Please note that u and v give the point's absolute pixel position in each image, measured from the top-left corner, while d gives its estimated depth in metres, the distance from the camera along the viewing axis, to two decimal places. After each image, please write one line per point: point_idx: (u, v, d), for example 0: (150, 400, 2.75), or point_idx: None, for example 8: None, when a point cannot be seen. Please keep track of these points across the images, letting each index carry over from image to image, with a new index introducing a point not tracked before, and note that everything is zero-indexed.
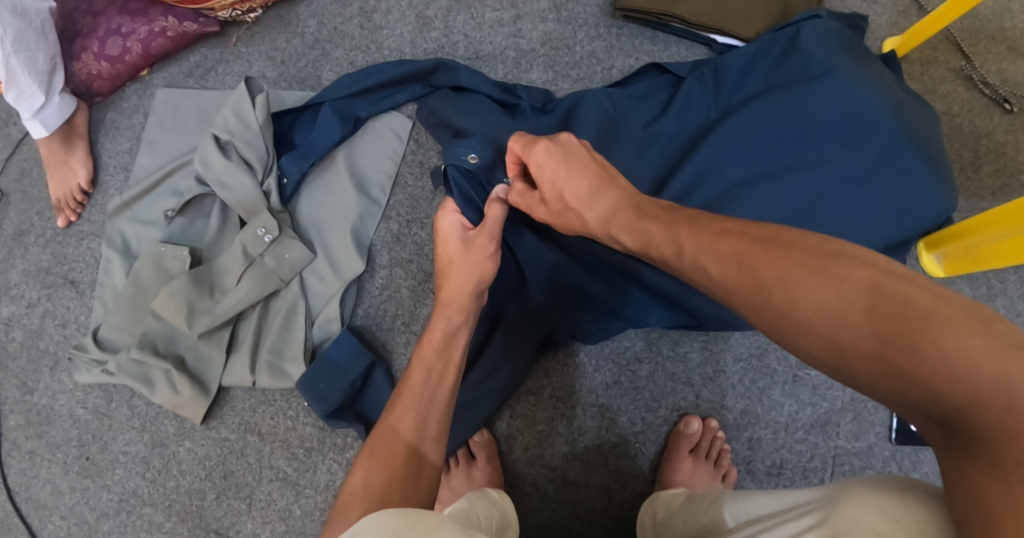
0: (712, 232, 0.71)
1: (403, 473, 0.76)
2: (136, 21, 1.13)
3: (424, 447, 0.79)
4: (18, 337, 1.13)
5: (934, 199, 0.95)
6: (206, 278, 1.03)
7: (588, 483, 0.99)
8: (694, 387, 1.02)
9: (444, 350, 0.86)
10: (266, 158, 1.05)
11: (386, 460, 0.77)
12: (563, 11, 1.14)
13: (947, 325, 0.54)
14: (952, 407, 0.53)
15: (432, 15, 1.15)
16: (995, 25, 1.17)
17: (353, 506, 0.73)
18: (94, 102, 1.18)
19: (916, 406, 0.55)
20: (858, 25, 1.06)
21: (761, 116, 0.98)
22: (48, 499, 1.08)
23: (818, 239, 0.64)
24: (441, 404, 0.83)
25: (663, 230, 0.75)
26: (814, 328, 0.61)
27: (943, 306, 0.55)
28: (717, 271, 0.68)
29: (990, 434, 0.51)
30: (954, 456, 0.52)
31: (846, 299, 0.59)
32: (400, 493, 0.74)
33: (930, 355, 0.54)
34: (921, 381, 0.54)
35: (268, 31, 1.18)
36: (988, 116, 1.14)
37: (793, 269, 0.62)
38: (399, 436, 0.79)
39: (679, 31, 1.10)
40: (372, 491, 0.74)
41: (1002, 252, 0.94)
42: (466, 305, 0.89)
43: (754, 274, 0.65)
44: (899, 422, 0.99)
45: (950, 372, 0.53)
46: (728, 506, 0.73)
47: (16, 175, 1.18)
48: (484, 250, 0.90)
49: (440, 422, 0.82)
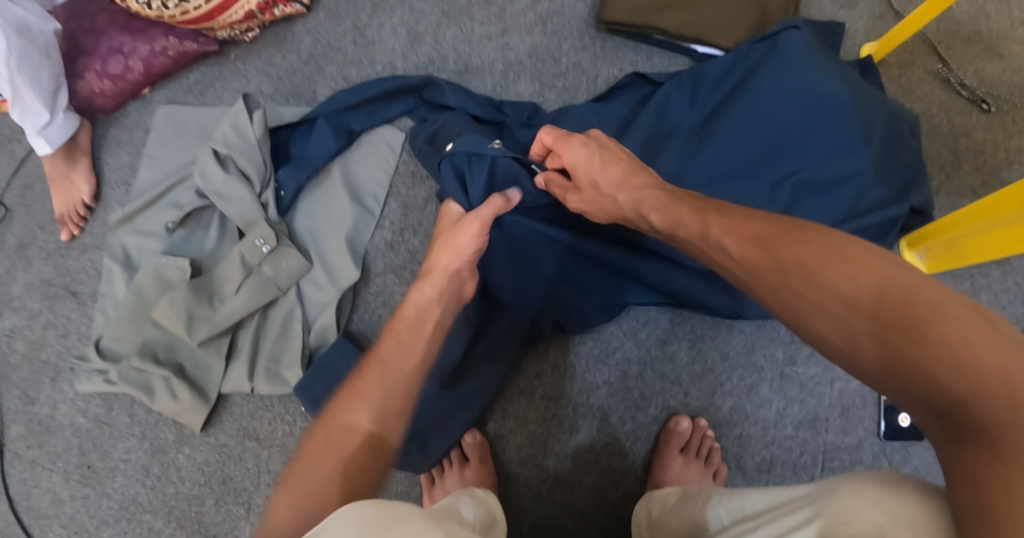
0: (739, 217, 0.76)
1: (365, 448, 0.76)
2: (138, 41, 1.16)
3: (386, 424, 0.78)
4: (21, 349, 1.16)
5: (896, 199, 0.98)
6: (205, 287, 1.06)
7: (581, 482, 1.01)
8: (683, 386, 1.04)
9: (414, 324, 0.87)
10: (264, 171, 1.07)
11: (352, 428, 0.77)
12: (549, 24, 1.18)
13: (954, 321, 0.58)
14: (951, 397, 0.56)
15: (423, 30, 1.19)
16: (971, 27, 1.21)
17: (315, 473, 0.73)
18: (97, 119, 1.23)
19: (917, 394, 0.58)
20: (835, 31, 1.10)
21: (741, 114, 1.02)
22: (48, 507, 1.10)
23: (838, 234, 0.69)
24: (406, 376, 0.82)
25: (692, 213, 0.79)
26: (828, 308, 0.65)
27: (950, 302, 0.59)
28: (739, 251, 0.73)
29: (986, 424, 0.53)
30: (950, 443, 0.55)
31: (858, 285, 0.64)
32: (354, 467, 0.74)
33: (933, 343, 0.58)
34: (921, 367, 0.58)
35: (265, 49, 1.21)
36: (966, 116, 1.18)
37: (813, 252, 0.68)
38: (363, 406, 0.78)
39: (661, 42, 1.14)
40: (334, 453, 0.75)
41: (984, 244, 0.97)
42: (440, 282, 0.90)
43: (775, 255, 0.70)
44: (888, 418, 1.01)
45: (951, 360, 0.56)
46: (723, 504, 0.74)
47: (19, 190, 1.22)
48: (472, 229, 0.90)
49: (402, 396, 0.80)
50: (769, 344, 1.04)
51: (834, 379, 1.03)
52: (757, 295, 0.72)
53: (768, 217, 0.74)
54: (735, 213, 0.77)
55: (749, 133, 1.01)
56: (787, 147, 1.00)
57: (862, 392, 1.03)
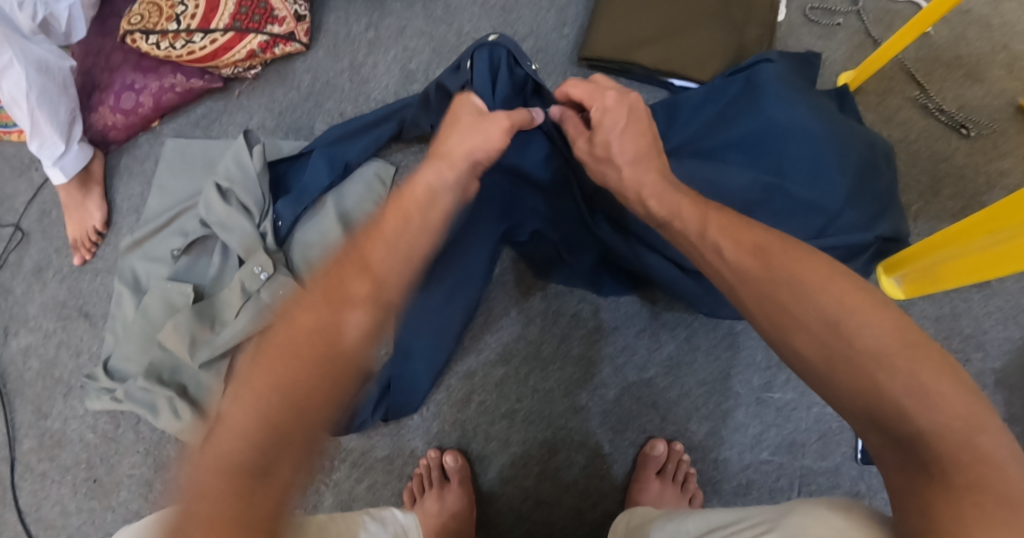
0: (741, 223, 0.78)
1: (375, 318, 0.71)
2: (148, 78, 1.23)
3: (386, 294, 0.73)
4: (34, 367, 1.23)
5: (862, 228, 1.02)
6: (208, 311, 1.12)
7: (560, 502, 1.04)
8: (661, 411, 1.07)
9: (424, 204, 0.79)
10: (263, 202, 1.14)
11: (338, 310, 0.70)
12: (534, 61, 1.22)
13: (929, 361, 0.63)
14: (915, 432, 0.61)
15: (415, 68, 1.25)
16: (951, 53, 1.24)
17: (290, 364, 0.66)
18: (110, 150, 1.29)
19: (884, 423, 0.63)
20: (812, 62, 1.14)
21: (722, 136, 1.07)
22: (57, 518, 1.17)
23: (827, 257, 0.72)
24: (416, 237, 0.77)
25: (693, 209, 0.81)
26: (810, 327, 0.68)
27: (927, 345, 0.64)
28: (734, 256, 0.75)
29: (943, 462, 0.60)
30: (905, 474, 0.61)
31: (846, 311, 0.67)
32: (310, 351, 0.67)
33: (906, 381, 0.63)
34: (895, 400, 0.63)
35: (267, 86, 1.27)
36: (946, 141, 1.20)
37: (805, 271, 0.70)
38: (365, 266, 0.73)
39: (641, 77, 1.18)
40: (327, 344, 0.68)
41: (956, 270, 1.00)
42: (458, 168, 0.82)
43: (770, 266, 0.72)
44: (865, 443, 1.04)
45: (922, 398, 0.62)
46: (694, 518, 0.77)
47: (37, 215, 1.30)
48: (499, 126, 0.85)
49: (400, 264, 0.75)
50: (745, 371, 1.07)
51: (811, 404, 1.06)
52: (739, 300, 0.74)
53: (765, 229, 0.77)
54: (733, 217, 0.79)
55: (727, 151, 1.06)
56: (769, 167, 1.04)
57: (838, 417, 1.06)
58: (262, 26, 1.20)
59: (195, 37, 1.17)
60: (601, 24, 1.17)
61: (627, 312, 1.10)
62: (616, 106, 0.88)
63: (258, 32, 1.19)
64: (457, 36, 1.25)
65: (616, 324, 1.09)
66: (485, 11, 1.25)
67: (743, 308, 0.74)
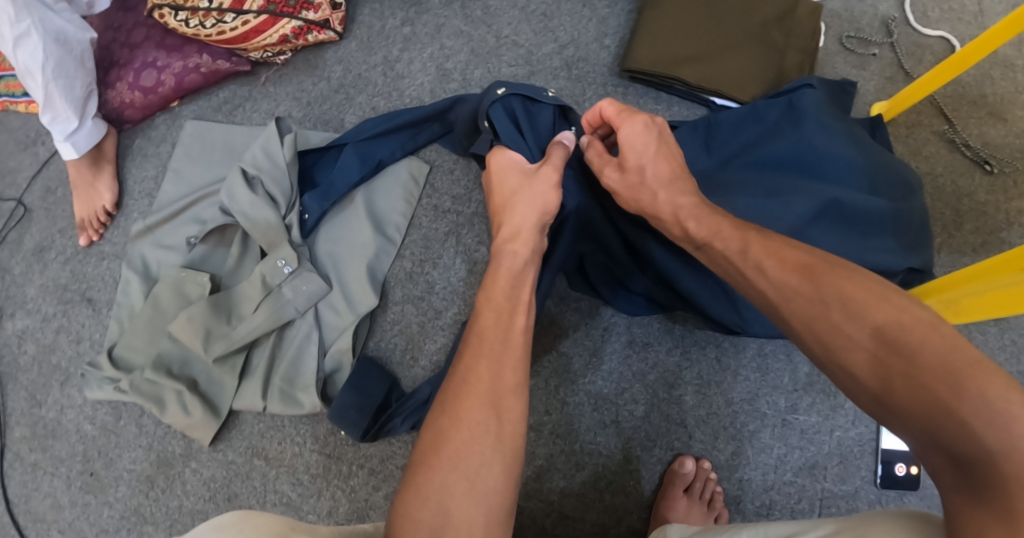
0: (782, 242, 0.78)
1: (492, 415, 0.75)
2: (172, 56, 1.19)
3: (504, 399, 0.76)
4: (31, 351, 1.17)
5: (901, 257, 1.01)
6: (224, 304, 1.07)
7: (584, 518, 1.03)
8: (688, 429, 1.06)
9: (513, 288, 0.83)
10: (290, 194, 1.10)
11: (501, 413, 0.75)
12: (574, 69, 1.22)
13: (992, 375, 0.60)
14: (982, 454, 0.58)
15: (451, 67, 1.23)
16: (977, 91, 1.26)
17: (486, 474, 0.73)
18: (123, 128, 1.25)
19: (943, 441, 0.60)
20: (848, 90, 1.14)
21: (761, 158, 1.06)
22: (47, 512, 1.11)
23: (881, 278, 0.71)
24: (516, 350, 0.79)
25: (733, 230, 0.81)
26: (862, 346, 0.67)
27: (988, 362, 0.61)
28: (777, 274, 0.75)
29: (1013, 481, 0.56)
30: (969, 496, 0.58)
31: (899, 329, 0.65)
32: (479, 447, 0.74)
33: (971, 396, 0.59)
34: (958, 415, 0.60)
35: (296, 74, 1.24)
36: (969, 177, 1.22)
37: (855, 291, 0.69)
38: (481, 383, 0.76)
39: (681, 93, 1.18)
40: (503, 445, 0.74)
41: (983, 305, 0.99)
42: (532, 240, 0.86)
43: (817, 284, 0.72)
44: (884, 468, 1.04)
45: (988, 415, 0.58)
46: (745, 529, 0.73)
47: (41, 193, 1.24)
48: (549, 179, 0.89)
49: (515, 371, 0.78)
50: (772, 392, 1.08)
51: (834, 428, 1.06)
52: (784, 316, 0.73)
53: (810, 249, 0.76)
54: (776, 240, 0.79)
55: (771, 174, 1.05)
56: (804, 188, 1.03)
57: (861, 441, 1.06)
58: (297, 11, 1.17)
59: (226, 18, 1.14)
60: (643, 36, 1.16)
61: (657, 329, 1.09)
62: (641, 129, 0.87)
63: (292, 17, 1.16)
64: (495, 39, 1.24)
65: (647, 340, 1.09)
66: (525, 16, 1.25)
67: (789, 330, 0.73)
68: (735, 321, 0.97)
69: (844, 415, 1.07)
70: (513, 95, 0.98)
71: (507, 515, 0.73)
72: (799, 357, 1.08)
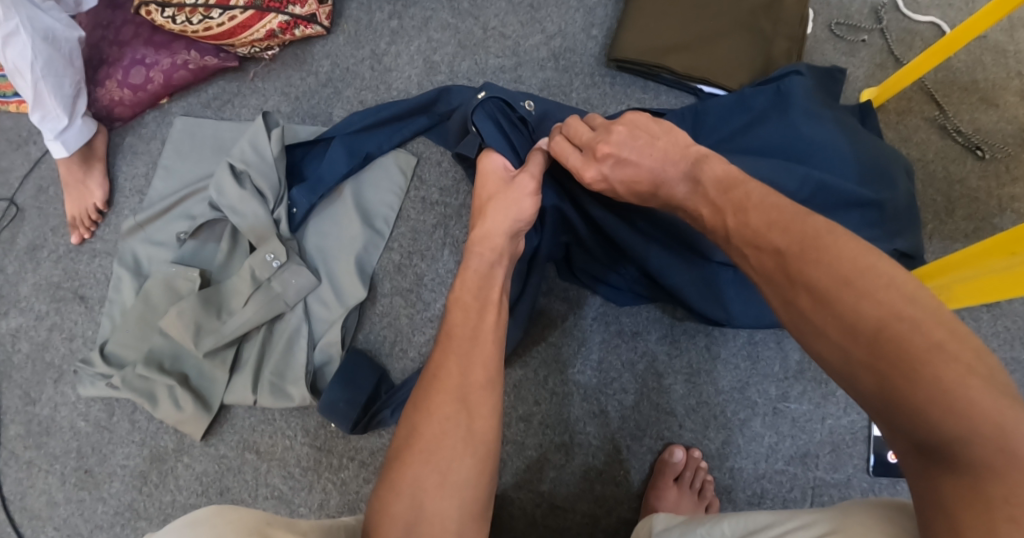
0: (757, 216, 0.72)
1: (461, 409, 0.75)
2: (160, 53, 1.19)
3: (473, 396, 0.75)
4: (25, 349, 1.18)
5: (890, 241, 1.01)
6: (214, 299, 1.07)
7: (575, 508, 1.03)
8: (678, 418, 1.06)
9: (480, 290, 0.83)
10: (278, 189, 1.10)
11: (471, 407, 0.75)
12: (561, 60, 1.21)
13: (952, 360, 0.58)
14: (943, 441, 0.57)
15: (439, 60, 1.23)
16: (968, 77, 1.25)
17: (457, 468, 0.72)
18: (114, 126, 1.25)
19: (903, 427, 0.60)
20: (836, 76, 1.14)
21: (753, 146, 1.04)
22: (42, 509, 1.11)
23: (856, 248, 0.65)
24: (487, 347, 0.79)
25: (712, 214, 0.76)
26: (827, 334, 0.64)
27: (952, 344, 0.59)
28: (754, 260, 0.71)
29: (977, 468, 0.56)
30: (930, 482, 0.58)
31: (863, 316, 0.62)
32: (450, 443, 0.73)
33: (930, 386, 0.58)
34: (916, 406, 0.58)
35: (284, 69, 1.24)
36: (961, 163, 1.21)
37: (821, 276, 0.65)
38: (450, 380, 0.76)
39: (669, 81, 1.18)
40: (474, 441, 0.74)
41: (976, 290, 0.99)
42: (500, 244, 0.86)
43: (786, 269, 0.68)
44: (876, 456, 1.03)
45: (945, 404, 0.57)
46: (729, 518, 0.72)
47: (33, 192, 1.25)
48: (527, 188, 0.89)
49: (485, 367, 0.77)
50: (763, 380, 1.07)
51: (825, 416, 1.06)
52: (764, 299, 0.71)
53: (787, 219, 0.70)
54: (753, 212, 0.73)
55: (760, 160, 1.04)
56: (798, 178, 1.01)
57: (852, 429, 1.06)
58: (284, 6, 1.17)
59: (212, 14, 1.14)
60: (630, 25, 1.16)
61: (646, 318, 1.09)
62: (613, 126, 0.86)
63: (279, 12, 1.17)
64: (482, 31, 1.24)
65: (637, 330, 1.09)
66: (512, 8, 1.25)
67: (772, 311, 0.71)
68: (722, 316, 0.99)
69: (835, 403, 1.06)
70: (492, 99, 0.99)
71: (480, 509, 0.73)
72: (789, 345, 1.08)
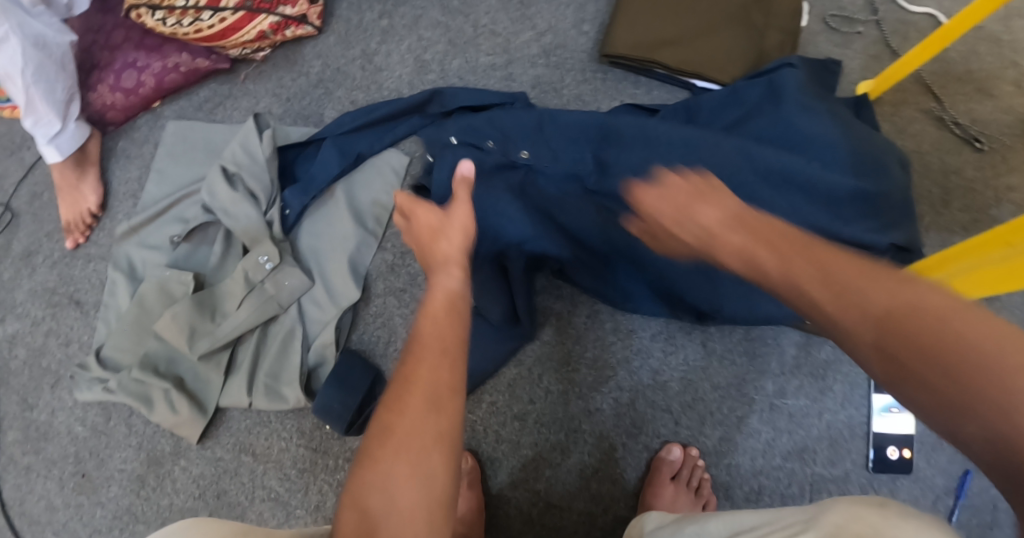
0: (770, 225, 0.72)
1: (430, 408, 0.70)
2: (151, 57, 1.19)
3: (441, 394, 0.71)
4: (21, 355, 1.18)
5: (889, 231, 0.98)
6: (208, 302, 1.07)
7: (571, 507, 1.03)
8: (674, 415, 1.06)
9: (447, 302, 0.78)
10: (270, 190, 1.10)
11: (440, 406, 0.71)
12: (552, 56, 1.21)
13: (999, 340, 0.58)
14: (1009, 426, 0.56)
15: (430, 58, 1.22)
16: (963, 67, 1.24)
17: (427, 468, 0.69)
18: (107, 131, 1.25)
19: (969, 419, 0.57)
20: (829, 70, 1.13)
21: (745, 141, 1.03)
22: (41, 514, 1.11)
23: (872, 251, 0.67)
24: (453, 344, 0.74)
25: (721, 216, 0.73)
26: (869, 331, 0.63)
27: (992, 324, 0.59)
28: (773, 265, 0.70)
29: None
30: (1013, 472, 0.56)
31: (899, 309, 0.62)
32: (420, 442, 0.69)
33: (982, 368, 0.57)
34: (978, 391, 0.57)
35: (276, 70, 1.24)
36: (957, 154, 1.20)
37: (850, 274, 0.65)
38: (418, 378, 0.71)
39: (661, 76, 1.17)
40: (443, 439, 0.70)
41: (973, 282, 0.97)
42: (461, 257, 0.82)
43: (812, 271, 0.67)
44: (875, 452, 1.02)
45: (1002, 383, 0.56)
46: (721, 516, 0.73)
47: (28, 198, 1.25)
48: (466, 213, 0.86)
49: (452, 367, 0.73)
50: (759, 376, 1.07)
51: (822, 410, 1.05)
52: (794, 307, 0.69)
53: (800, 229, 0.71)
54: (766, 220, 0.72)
55: None
56: None
57: (850, 424, 1.05)
58: (274, 7, 1.17)
59: (204, 15, 1.13)
60: (621, 21, 1.16)
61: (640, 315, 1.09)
62: None
63: (269, 13, 1.16)
64: (473, 29, 1.23)
65: (632, 327, 1.09)
66: (502, 5, 1.24)
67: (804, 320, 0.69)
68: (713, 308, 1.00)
69: (833, 398, 1.06)
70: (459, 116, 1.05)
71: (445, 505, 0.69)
72: (785, 340, 1.08)
